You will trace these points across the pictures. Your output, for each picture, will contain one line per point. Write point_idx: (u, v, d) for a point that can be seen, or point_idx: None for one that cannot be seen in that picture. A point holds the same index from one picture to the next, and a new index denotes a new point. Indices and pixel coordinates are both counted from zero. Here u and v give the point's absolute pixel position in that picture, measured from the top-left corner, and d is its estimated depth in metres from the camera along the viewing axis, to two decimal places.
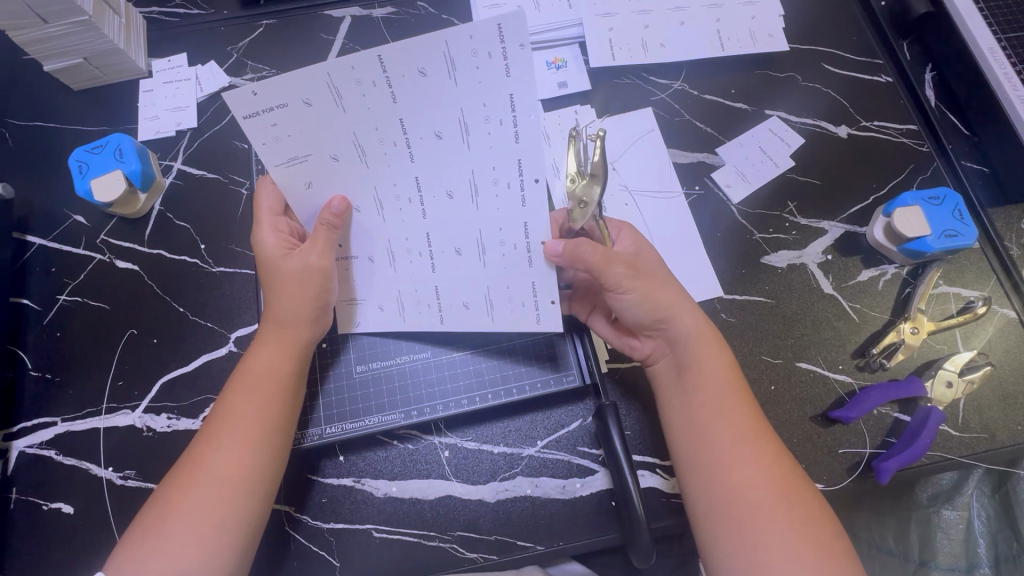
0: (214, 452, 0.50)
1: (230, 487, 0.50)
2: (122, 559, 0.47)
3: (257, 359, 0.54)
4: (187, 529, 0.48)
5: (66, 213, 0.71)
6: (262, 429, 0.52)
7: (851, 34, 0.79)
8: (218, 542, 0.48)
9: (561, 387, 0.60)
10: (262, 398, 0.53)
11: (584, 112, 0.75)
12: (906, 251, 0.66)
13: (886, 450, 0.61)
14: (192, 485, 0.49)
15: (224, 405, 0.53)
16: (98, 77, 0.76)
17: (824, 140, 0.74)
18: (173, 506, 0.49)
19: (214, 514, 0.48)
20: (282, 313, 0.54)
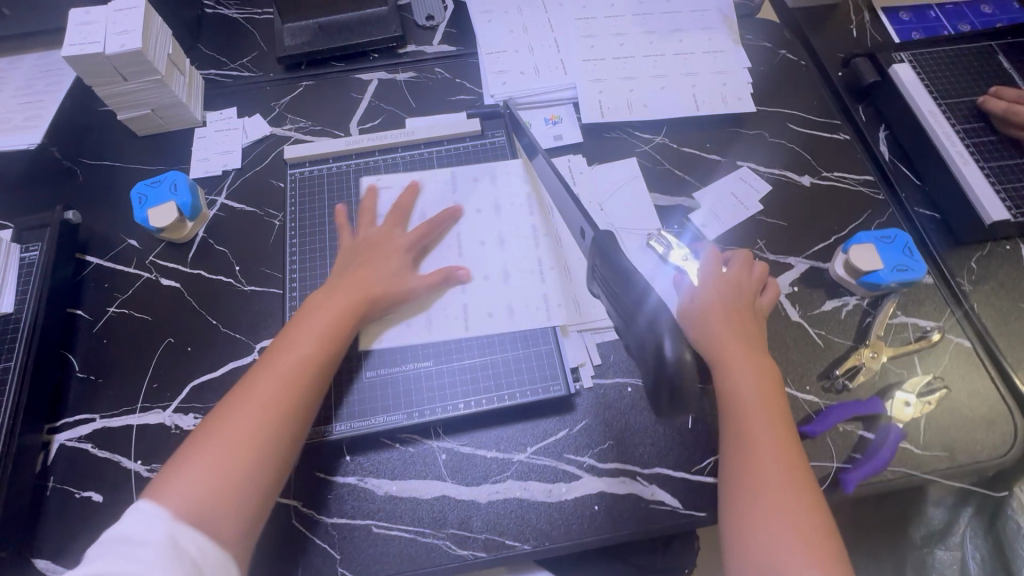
0: (269, 381, 0.58)
1: (268, 432, 0.56)
2: (169, 474, 0.53)
3: (313, 322, 0.63)
4: (222, 458, 0.53)
5: (123, 238, 0.82)
6: (302, 375, 0.59)
7: (811, 100, 0.91)
8: (259, 480, 0.54)
9: (547, 396, 0.68)
10: (306, 352, 0.60)
11: (576, 161, 0.86)
12: (864, 283, 0.73)
13: (852, 465, 0.65)
14: (262, 384, 0.58)
15: (288, 342, 0.62)
16: (160, 125, 0.90)
17: (789, 187, 0.84)
18: (216, 437, 0.55)
19: (253, 454, 0.54)
20: (354, 283, 0.66)
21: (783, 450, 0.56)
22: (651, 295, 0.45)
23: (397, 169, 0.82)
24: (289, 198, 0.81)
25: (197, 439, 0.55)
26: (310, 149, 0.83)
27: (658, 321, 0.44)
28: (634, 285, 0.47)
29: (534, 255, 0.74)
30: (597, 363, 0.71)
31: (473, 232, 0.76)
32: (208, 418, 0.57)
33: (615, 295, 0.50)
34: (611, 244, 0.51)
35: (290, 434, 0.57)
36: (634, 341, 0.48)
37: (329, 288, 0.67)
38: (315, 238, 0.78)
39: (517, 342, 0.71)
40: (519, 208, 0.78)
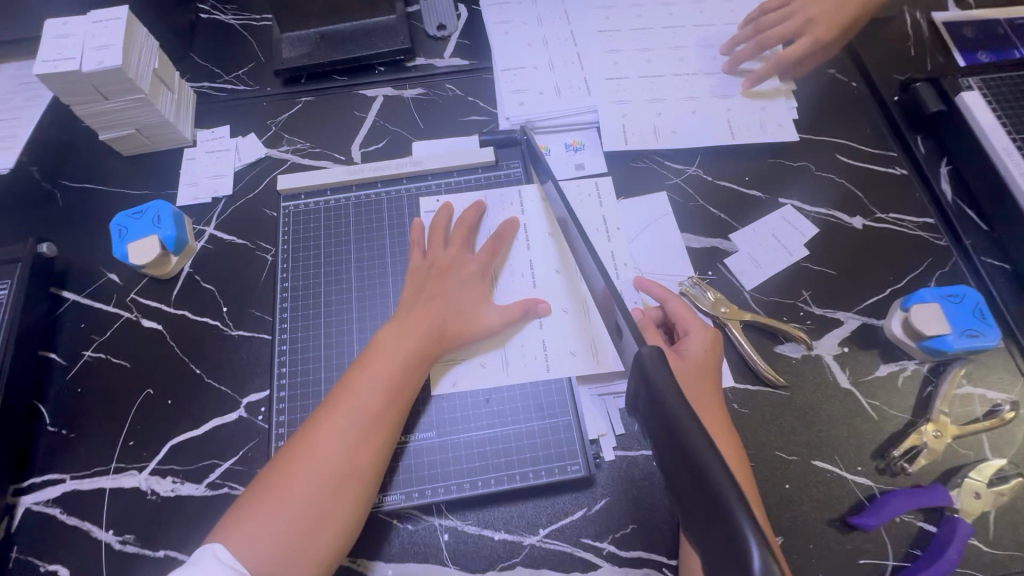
0: (336, 428, 0.53)
1: (344, 487, 0.51)
2: (237, 524, 0.49)
3: (384, 363, 0.57)
4: (293, 515, 0.49)
5: (102, 272, 0.75)
6: (378, 427, 0.54)
7: (864, 128, 0.82)
8: (332, 536, 0.50)
9: (563, 475, 0.60)
10: (383, 401, 0.55)
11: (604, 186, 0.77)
12: (925, 348, 0.64)
13: (911, 564, 0.57)
14: (328, 423, 0.53)
15: (358, 383, 0.56)
16: (146, 145, 0.82)
17: (838, 230, 0.75)
18: (284, 490, 0.50)
19: (319, 512, 0.50)
20: (422, 319, 0.60)
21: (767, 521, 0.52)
22: (721, 482, 0.31)
23: (402, 201, 0.75)
24: (281, 233, 0.74)
25: (258, 491, 0.51)
26: (306, 179, 0.76)
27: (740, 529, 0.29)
28: (694, 458, 0.33)
29: (578, 291, 0.67)
30: (620, 433, 0.63)
31: (501, 279, 0.68)
32: (269, 467, 0.53)
33: (668, 457, 0.36)
34: (663, 381, 0.37)
35: (362, 496, 0.52)
36: (703, 537, 0.33)
37: (401, 320, 0.61)
38: (308, 280, 0.71)
39: (530, 411, 0.63)
40: (547, 256, 0.69)
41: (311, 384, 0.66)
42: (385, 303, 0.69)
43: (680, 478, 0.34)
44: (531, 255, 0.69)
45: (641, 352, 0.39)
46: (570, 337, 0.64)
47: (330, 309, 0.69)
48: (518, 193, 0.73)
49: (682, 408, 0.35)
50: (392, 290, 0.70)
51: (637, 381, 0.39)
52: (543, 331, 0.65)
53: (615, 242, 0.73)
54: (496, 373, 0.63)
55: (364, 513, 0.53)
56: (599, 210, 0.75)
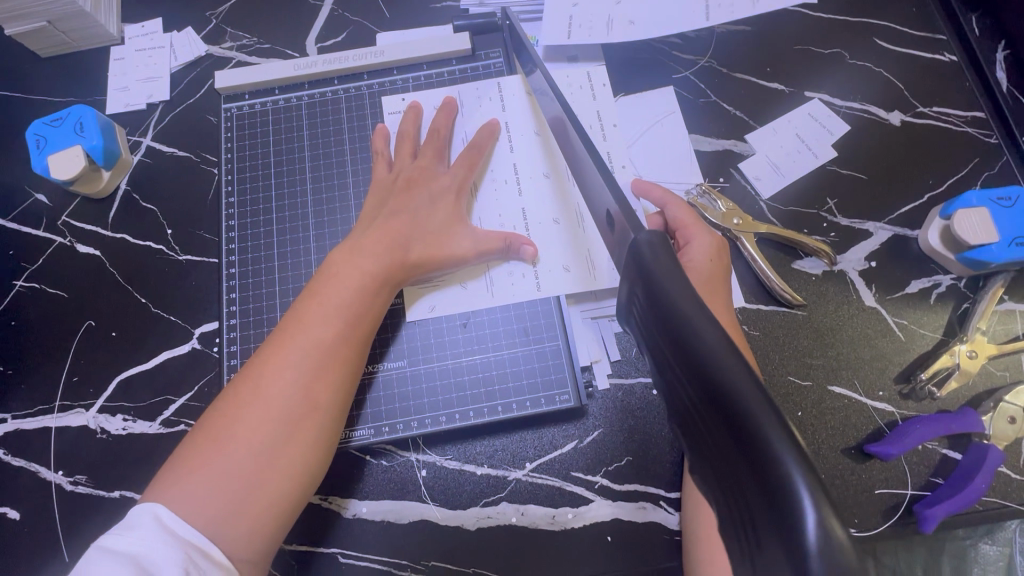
0: (286, 365, 0.46)
1: (300, 430, 0.45)
2: (181, 471, 0.43)
3: (337, 289, 0.49)
4: (242, 464, 0.43)
5: (27, 191, 0.66)
6: (333, 361, 0.47)
7: (909, 6, 0.69)
8: (292, 480, 0.45)
9: (552, 405, 0.54)
10: (339, 332, 0.48)
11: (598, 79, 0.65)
12: (966, 260, 0.56)
13: (932, 493, 0.52)
14: (278, 360, 0.46)
15: (309, 313, 0.48)
16: (65, 43, 0.70)
17: (873, 127, 0.64)
18: (229, 437, 0.44)
19: (272, 459, 0.44)
20: (383, 239, 0.52)
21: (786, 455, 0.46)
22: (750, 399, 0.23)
23: (364, 101, 0.64)
24: (224, 141, 0.64)
25: (200, 439, 0.45)
26: (249, 76, 0.64)
27: (788, 482, 0.21)
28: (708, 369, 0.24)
29: (571, 200, 0.58)
30: (616, 359, 0.56)
31: (482, 193, 0.58)
32: (212, 412, 0.46)
33: (671, 376, 0.27)
34: (669, 280, 0.29)
35: (322, 440, 0.47)
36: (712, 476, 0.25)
37: (356, 239, 0.52)
38: (258, 194, 0.62)
39: (514, 337, 0.56)
40: (536, 165, 0.59)
41: (266, 311, 0.59)
42: (346, 220, 0.60)
43: (691, 413, 0.26)
44: (518, 162, 0.59)
45: (638, 241, 0.32)
46: (562, 252, 0.56)
47: (285, 229, 0.61)
48: (500, 91, 0.62)
49: (701, 320, 0.26)
50: (354, 205, 0.61)
51: (634, 282, 0.32)
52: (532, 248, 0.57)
53: (612, 141, 0.63)
54: (478, 297, 0.56)
55: (327, 457, 0.48)
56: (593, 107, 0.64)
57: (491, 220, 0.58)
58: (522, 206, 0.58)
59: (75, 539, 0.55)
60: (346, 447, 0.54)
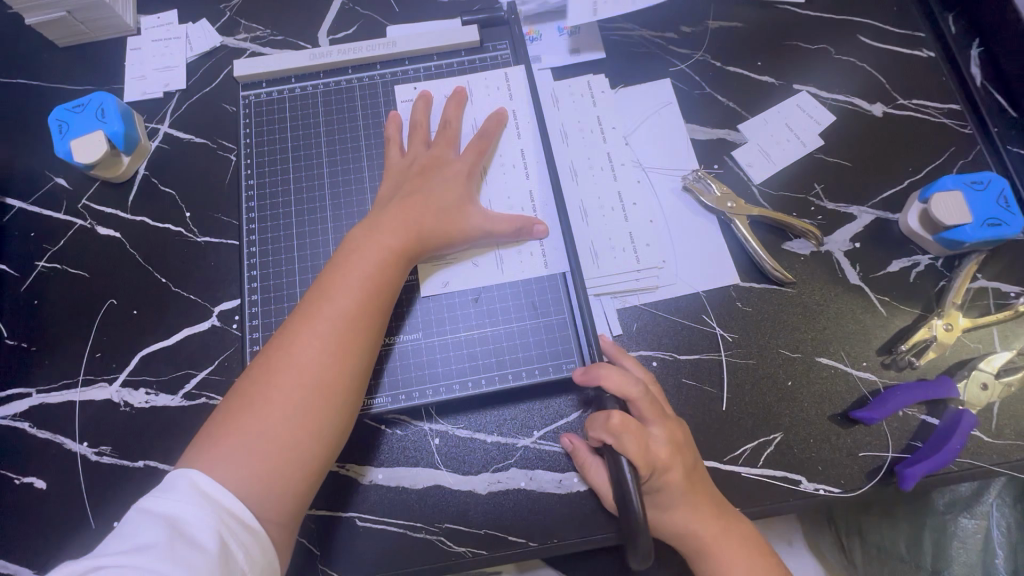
0: (312, 335, 0.49)
1: (327, 395, 0.48)
2: (218, 434, 0.46)
3: (358, 263, 0.52)
4: (274, 427, 0.46)
5: (47, 175, 0.68)
6: (357, 330, 0.50)
7: (891, 4, 0.73)
8: (321, 442, 0.48)
9: (559, 375, 0.57)
10: (360, 303, 0.51)
11: (600, 86, 0.69)
12: (942, 240, 0.60)
13: (911, 455, 0.56)
14: (304, 330, 0.49)
15: (332, 287, 0.51)
16: (83, 33, 0.72)
17: (857, 118, 0.68)
18: (262, 401, 0.47)
19: (303, 422, 0.47)
20: (400, 216, 0.55)
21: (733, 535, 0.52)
22: None
23: (378, 90, 0.67)
24: (241, 127, 0.66)
25: (235, 404, 0.48)
26: (266, 65, 0.67)
27: None
28: None
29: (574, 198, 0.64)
30: (617, 333, 0.60)
31: (493, 178, 0.62)
32: (244, 380, 0.49)
33: None
34: None
35: (347, 405, 0.49)
36: None
37: (374, 218, 0.56)
38: (275, 178, 0.64)
39: (523, 312, 0.59)
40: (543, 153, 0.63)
41: (285, 287, 0.61)
42: (361, 202, 0.63)
43: None
44: (526, 149, 0.63)
45: None
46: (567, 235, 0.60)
47: (303, 211, 0.63)
48: (508, 84, 0.65)
49: None
50: (369, 188, 0.63)
51: None
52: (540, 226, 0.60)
53: (611, 141, 0.67)
54: (493, 273, 0.59)
55: (351, 422, 0.51)
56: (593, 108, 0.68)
57: (502, 204, 0.61)
58: (531, 189, 0.61)
59: (101, 506, 0.57)
60: (362, 416, 0.57)
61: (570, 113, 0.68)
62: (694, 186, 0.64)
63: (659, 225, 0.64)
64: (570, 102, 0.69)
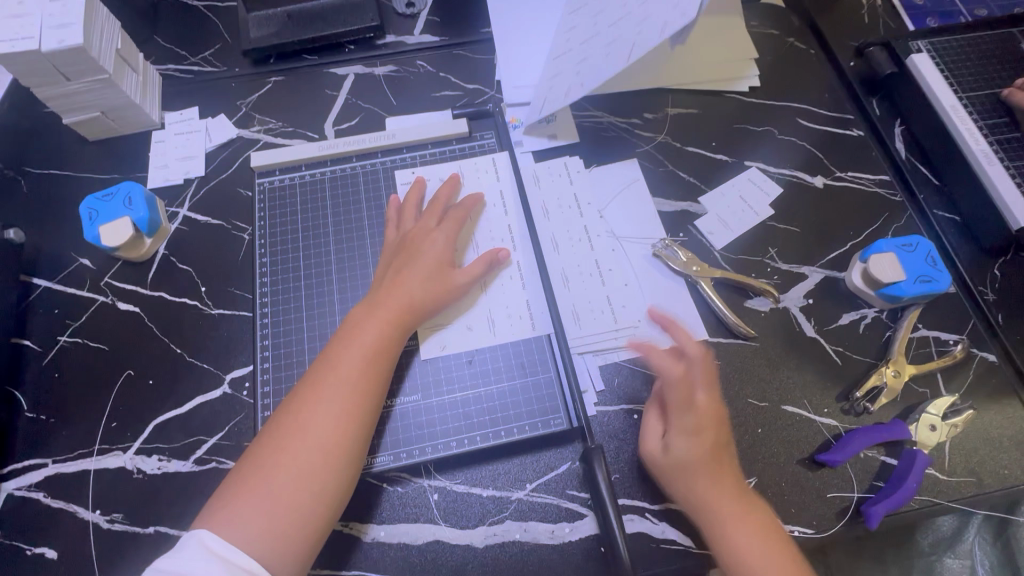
0: (319, 404, 0.54)
1: (332, 457, 0.52)
2: (231, 499, 0.50)
3: (361, 333, 0.58)
4: (284, 489, 0.50)
5: (73, 256, 0.74)
6: (361, 394, 0.55)
7: (823, 93, 0.85)
8: (327, 502, 0.51)
9: (548, 430, 0.62)
10: (364, 370, 0.56)
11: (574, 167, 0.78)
12: (883, 296, 0.68)
13: (875, 495, 0.61)
14: (313, 398, 0.54)
15: (339, 356, 0.57)
16: (113, 129, 0.80)
17: (801, 189, 0.78)
18: (271, 466, 0.51)
19: (309, 484, 0.51)
20: (400, 288, 0.61)
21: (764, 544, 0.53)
22: None
23: (378, 175, 0.75)
24: (257, 210, 0.74)
25: (248, 469, 0.52)
26: (279, 156, 0.76)
27: None
28: None
29: (556, 264, 0.72)
30: (600, 389, 0.66)
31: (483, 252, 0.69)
32: (256, 446, 0.53)
33: None
34: None
35: (350, 467, 0.53)
36: None
37: (376, 291, 0.62)
38: (286, 255, 0.71)
39: (512, 370, 0.65)
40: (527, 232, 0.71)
41: (295, 355, 0.67)
42: (365, 275, 0.70)
43: None
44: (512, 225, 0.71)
45: None
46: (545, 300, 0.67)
47: (310, 284, 0.70)
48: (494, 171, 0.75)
49: None
50: (371, 262, 0.71)
51: None
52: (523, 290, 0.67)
53: (587, 215, 0.75)
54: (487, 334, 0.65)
55: (353, 482, 0.54)
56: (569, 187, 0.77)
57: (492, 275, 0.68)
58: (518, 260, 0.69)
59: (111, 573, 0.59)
60: (365, 474, 0.60)
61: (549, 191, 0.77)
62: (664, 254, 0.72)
63: (634, 288, 0.71)
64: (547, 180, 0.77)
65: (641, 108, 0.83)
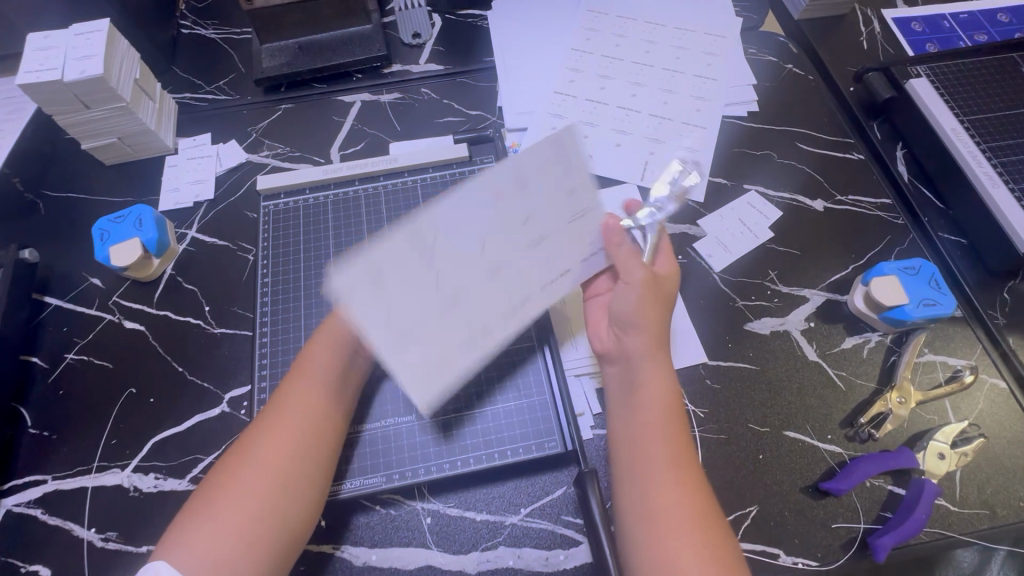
0: (261, 439, 0.54)
1: (267, 485, 0.52)
2: (180, 530, 0.50)
3: (305, 361, 0.58)
4: (226, 518, 0.50)
5: (84, 276, 0.76)
6: (302, 428, 0.55)
7: (822, 117, 0.86)
8: (278, 529, 0.51)
9: (542, 453, 0.61)
10: (306, 406, 0.56)
11: (590, 216, 0.56)
12: (887, 319, 0.67)
13: (882, 526, 0.59)
14: (256, 434, 0.54)
15: (280, 396, 0.57)
16: (128, 154, 0.84)
17: (801, 213, 0.78)
18: (216, 495, 0.51)
19: (245, 507, 0.50)
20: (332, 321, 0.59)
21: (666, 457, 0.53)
22: None
23: (380, 199, 0.77)
24: (262, 232, 0.76)
25: (199, 497, 0.52)
26: (285, 179, 0.78)
27: None
28: None
29: None
30: (598, 413, 0.65)
31: (454, 226, 0.46)
32: (210, 478, 0.53)
33: None
34: None
35: (299, 497, 0.53)
36: None
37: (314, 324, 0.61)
38: (290, 276, 0.73)
39: (507, 391, 0.64)
40: (514, 233, 0.51)
41: None
42: None
43: None
44: (498, 233, 0.49)
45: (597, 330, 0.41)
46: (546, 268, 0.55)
47: (310, 304, 0.71)
48: (525, 169, 0.49)
49: None
50: None
51: None
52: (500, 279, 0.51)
53: None
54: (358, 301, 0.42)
55: (304, 514, 0.53)
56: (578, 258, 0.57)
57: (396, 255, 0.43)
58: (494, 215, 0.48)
59: None
60: (355, 495, 0.60)
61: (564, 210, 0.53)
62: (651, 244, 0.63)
63: None
64: (577, 200, 0.54)
65: (640, 134, 0.84)
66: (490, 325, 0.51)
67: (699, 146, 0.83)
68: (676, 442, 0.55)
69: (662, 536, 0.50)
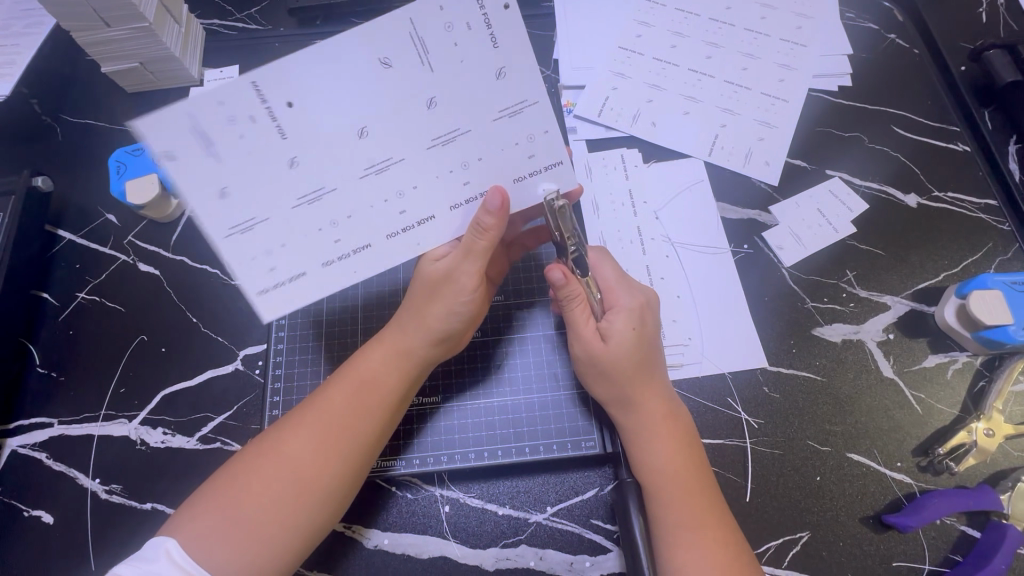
0: (302, 437, 0.48)
1: (300, 488, 0.47)
2: (198, 514, 0.45)
3: (365, 362, 0.52)
4: (250, 513, 0.45)
5: (99, 211, 0.71)
6: (344, 434, 0.49)
7: (924, 98, 0.75)
8: (304, 531, 0.47)
9: (578, 452, 0.56)
10: (352, 411, 0.50)
11: (513, 71, 0.46)
12: (981, 339, 0.58)
13: (950, 570, 0.53)
14: (296, 430, 0.49)
15: (327, 394, 0.51)
16: (151, 81, 0.77)
17: (889, 208, 0.68)
18: (240, 484, 0.46)
19: (272, 505, 0.46)
20: (405, 325, 0.53)
21: (677, 470, 0.50)
22: None
23: None
24: None
25: (223, 480, 0.47)
26: None
27: None
28: None
29: None
30: None
31: (300, 93, 0.42)
32: (236, 460, 0.49)
33: None
34: None
35: (321, 504, 0.47)
36: None
37: (414, 312, 0.53)
38: None
39: (543, 383, 0.59)
40: (387, 100, 0.44)
41: (310, 338, 0.63)
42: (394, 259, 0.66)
43: None
44: (372, 109, 0.44)
45: None
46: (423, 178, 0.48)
47: None
48: (410, 26, 0.43)
49: None
50: None
51: None
52: (377, 183, 0.47)
53: (642, 216, 0.68)
54: (190, 186, 0.43)
55: (320, 526, 0.48)
56: (525, 153, 0.49)
57: (208, 117, 0.41)
58: (378, 92, 0.44)
59: (104, 547, 0.56)
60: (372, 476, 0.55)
61: (455, 77, 0.45)
62: (557, 212, 0.51)
63: (686, 302, 0.64)
64: (466, 36, 0.44)
65: (711, 103, 0.75)
66: (350, 259, 0.49)
67: (778, 121, 0.73)
68: (678, 473, 0.50)
69: (681, 548, 0.47)
